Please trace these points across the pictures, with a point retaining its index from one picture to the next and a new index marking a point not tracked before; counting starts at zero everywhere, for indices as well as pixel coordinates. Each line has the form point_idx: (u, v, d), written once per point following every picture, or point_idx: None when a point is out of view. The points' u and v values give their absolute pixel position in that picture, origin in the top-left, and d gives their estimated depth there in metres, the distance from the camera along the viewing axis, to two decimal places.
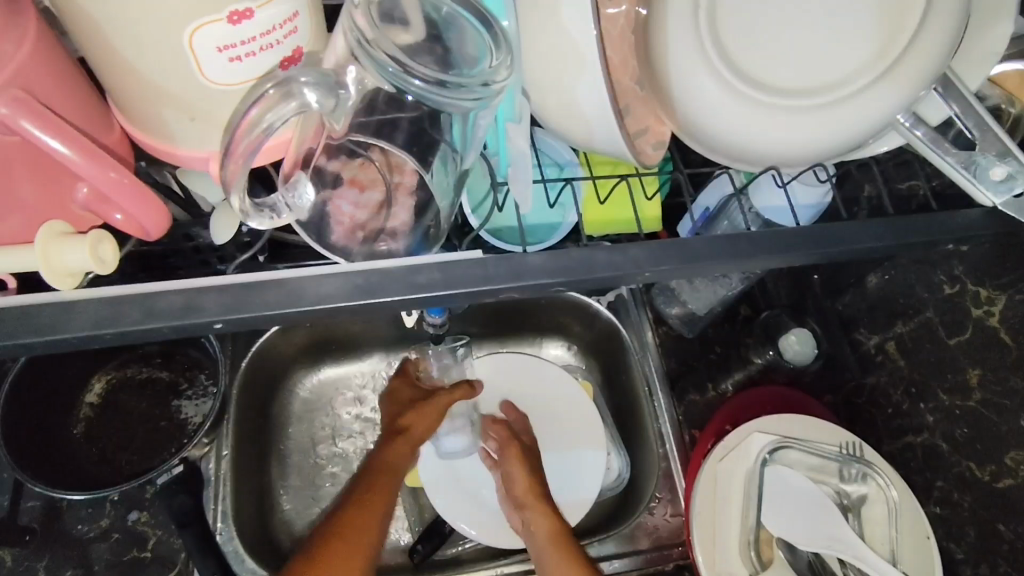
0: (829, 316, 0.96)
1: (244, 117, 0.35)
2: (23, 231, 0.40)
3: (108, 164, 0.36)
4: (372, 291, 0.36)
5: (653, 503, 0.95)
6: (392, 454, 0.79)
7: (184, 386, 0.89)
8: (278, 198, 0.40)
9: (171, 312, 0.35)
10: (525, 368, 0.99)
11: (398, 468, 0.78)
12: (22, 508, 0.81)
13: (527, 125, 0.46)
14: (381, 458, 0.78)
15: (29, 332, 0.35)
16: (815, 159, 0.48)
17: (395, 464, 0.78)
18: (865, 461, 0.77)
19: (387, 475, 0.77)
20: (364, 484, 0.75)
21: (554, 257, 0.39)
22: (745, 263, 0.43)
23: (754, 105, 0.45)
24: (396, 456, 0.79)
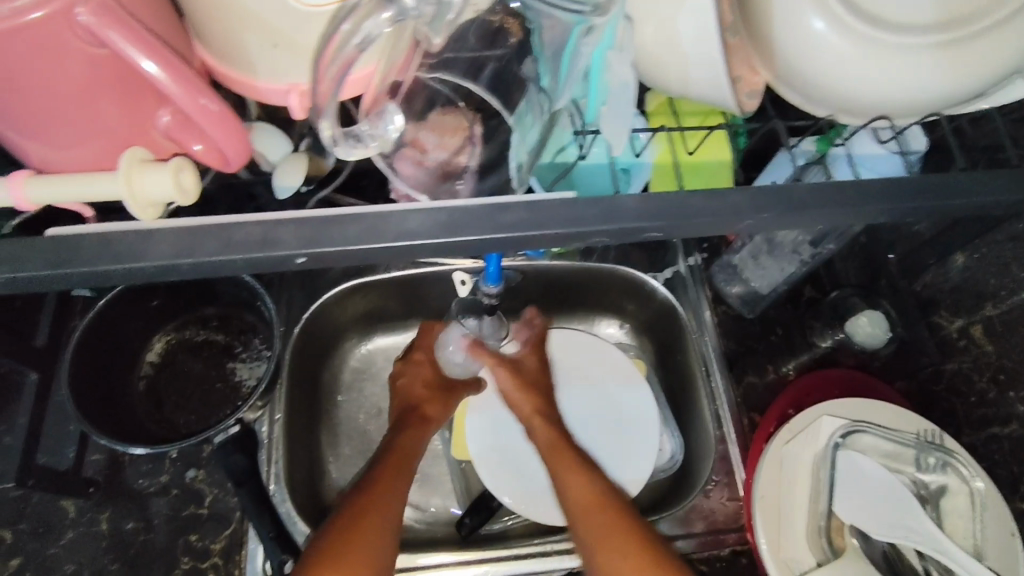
0: (904, 296, 0.90)
1: (335, 33, 0.33)
2: (104, 161, 0.40)
3: (198, 89, 0.35)
4: (457, 229, 0.34)
5: (709, 485, 0.92)
6: (408, 437, 0.78)
7: (239, 348, 0.90)
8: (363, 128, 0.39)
9: (250, 244, 0.33)
10: (565, 345, 0.97)
11: (413, 450, 0.78)
12: (87, 460, 0.83)
13: (627, 53, 0.42)
14: (398, 441, 0.78)
15: (109, 261, 0.33)
16: (931, 108, 0.43)
17: (410, 447, 0.77)
18: (946, 449, 0.72)
19: (405, 460, 0.75)
20: (380, 463, 0.74)
21: (651, 200, 0.36)
22: (856, 216, 0.40)
23: (867, 44, 0.40)
24: (411, 439, 0.79)
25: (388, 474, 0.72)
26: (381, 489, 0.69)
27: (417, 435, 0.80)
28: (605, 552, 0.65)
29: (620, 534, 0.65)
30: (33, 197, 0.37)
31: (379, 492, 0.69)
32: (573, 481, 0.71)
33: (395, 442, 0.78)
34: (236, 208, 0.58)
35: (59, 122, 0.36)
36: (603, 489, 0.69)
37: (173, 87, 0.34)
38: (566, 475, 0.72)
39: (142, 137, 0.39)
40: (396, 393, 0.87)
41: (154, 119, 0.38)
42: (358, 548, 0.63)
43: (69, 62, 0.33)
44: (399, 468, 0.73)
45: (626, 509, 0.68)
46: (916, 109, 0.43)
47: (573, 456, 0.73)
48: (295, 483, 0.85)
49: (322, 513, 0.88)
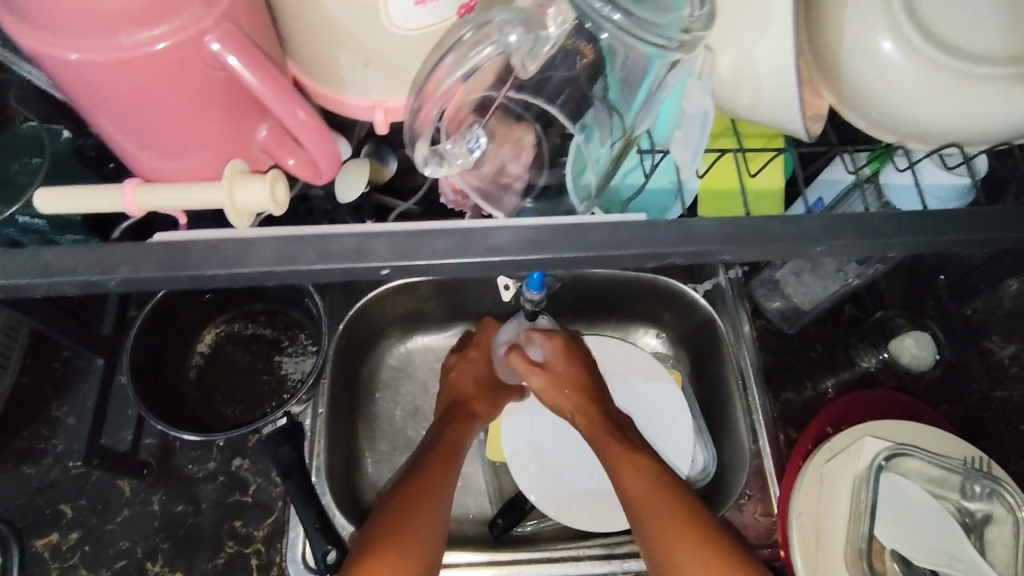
0: (953, 320, 0.90)
1: (436, 69, 0.34)
2: (201, 170, 0.42)
3: (296, 103, 0.36)
4: (543, 244, 0.35)
5: (742, 500, 0.91)
6: (459, 431, 0.81)
7: (285, 343, 0.93)
8: (452, 148, 0.40)
9: (344, 254, 0.35)
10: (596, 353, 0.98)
11: (461, 443, 0.80)
12: (142, 444, 0.87)
13: (708, 82, 0.45)
14: (450, 434, 0.80)
15: (215, 266, 0.35)
16: (1005, 140, 0.43)
17: (460, 440, 0.80)
18: (994, 477, 0.71)
19: (450, 450, 0.77)
20: (429, 453, 0.75)
21: (727, 223, 0.36)
22: (938, 246, 0.39)
23: (940, 72, 0.40)
24: (460, 432, 0.81)
25: (435, 463, 0.74)
26: (431, 477, 0.72)
27: (463, 427, 0.82)
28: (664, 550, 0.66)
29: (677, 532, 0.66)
30: (141, 203, 0.39)
31: (427, 481, 0.71)
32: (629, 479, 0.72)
33: (443, 433, 0.80)
34: (299, 210, 0.60)
35: (170, 137, 0.39)
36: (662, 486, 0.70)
37: (273, 102, 0.35)
38: (620, 474, 0.73)
39: (242, 151, 0.41)
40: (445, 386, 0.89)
41: (253, 135, 0.40)
42: (407, 533, 0.66)
43: (184, 80, 0.35)
44: (444, 459, 0.75)
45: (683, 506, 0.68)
46: (992, 137, 0.43)
47: (628, 450, 0.74)
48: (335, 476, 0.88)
49: (359, 507, 0.90)
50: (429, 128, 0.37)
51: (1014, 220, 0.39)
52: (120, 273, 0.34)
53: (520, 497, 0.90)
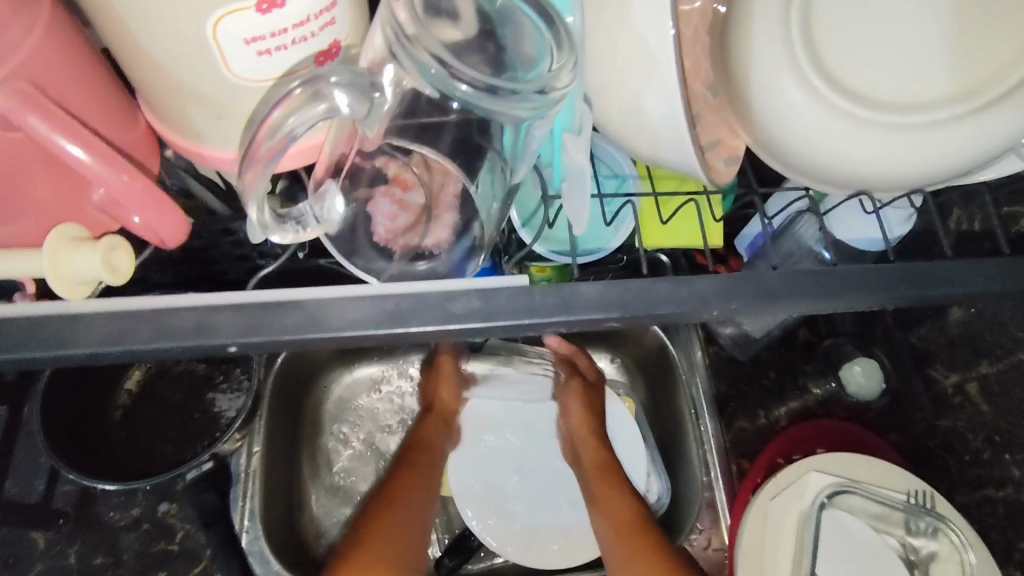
0: (900, 348, 0.88)
1: (267, 117, 0.32)
2: (31, 233, 0.38)
3: (121, 166, 0.34)
4: (404, 319, 0.35)
5: (694, 534, 0.90)
6: (427, 431, 0.79)
7: (219, 379, 0.88)
8: (306, 210, 0.36)
9: (185, 331, 0.34)
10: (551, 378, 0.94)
11: (431, 443, 0.79)
12: (57, 492, 0.81)
13: (586, 136, 0.43)
14: (417, 434, 0.79)
15: (33, 348, 0.34)
16: (911, 187, 0.42)
17: (429, 440, 0.79)
18: (937, 515, 0.69)
19: (423, 453, 0.77)
20: (402, 464, 0.73)
21: (610, 288, 0.36)
22: (828, 307, 0.39)
23: (844, 120, 0.39)
24: (430, 431, 0.80)
25: (407, 472, 0.72)
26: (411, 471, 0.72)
27: (436, 435, 0.80)
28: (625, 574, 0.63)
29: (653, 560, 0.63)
30: None
31: (407, 480, 0.70)
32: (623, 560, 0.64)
33: (414, 435, 0.78)
34: (215, 247, 0.58)
35: None
36: (642, 527, 0.67)
37: (98, 168, 0.33)
38: (602, 502, 0.72)
39: (77, 213, 0.38)
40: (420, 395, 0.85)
41: (88, 195, 0.37)
42: (373, 538, 0.61)
43: None
44: (413, 471, 0.72)
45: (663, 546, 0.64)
46: (894, 188, 0.42)
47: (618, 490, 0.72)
48: (272, 522, 0.83)
49: (297, 549, 0.86)
50: (259, 187, 0.33)
51: (892, 286, 0.39)
52: None
53: (466, 534, 0.86)
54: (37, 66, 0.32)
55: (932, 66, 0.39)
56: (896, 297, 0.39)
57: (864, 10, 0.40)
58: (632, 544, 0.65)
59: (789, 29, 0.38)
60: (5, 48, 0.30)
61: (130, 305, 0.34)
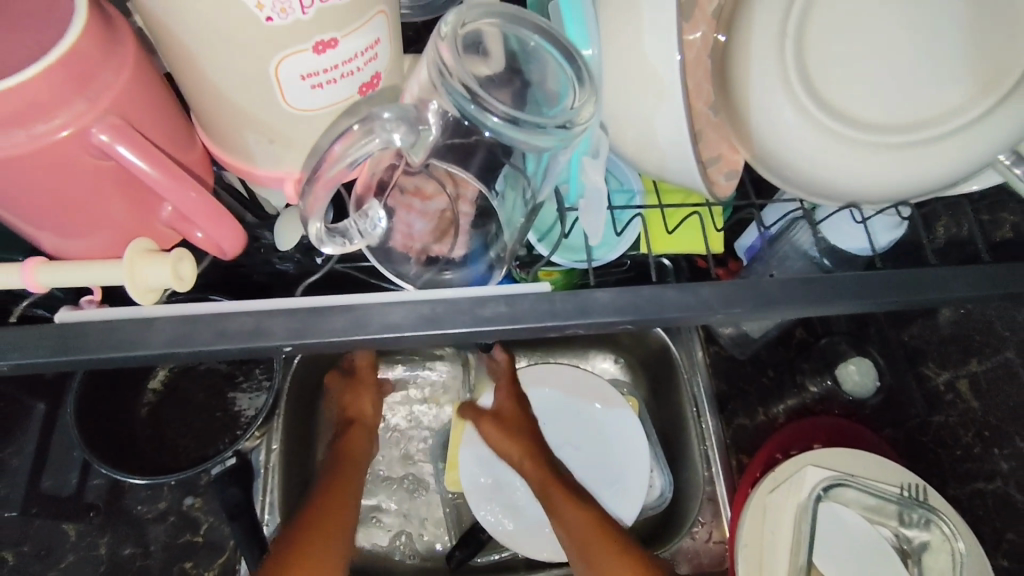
0: (893, 346, 0.91)
1: (329, 150, 0.36)
2: (106, 247, 0.42)
3: (189, 184, 0.38)
4: (438, 322, 0.38)
5: (695, 527, 0.93)
6: (348, 442, 0.82)
7: (240, 378, 0.92)
8: (352, 225, 0.40)
9: (241, 333, 0.38)
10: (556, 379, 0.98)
11: (356, 455, 0.81)
12: (89, 486, 0.85)
13: (602, 159, 0.46)
14: (337, 449, 0.81)
15: (108, 348, 0.38)
16: (900, 199, 0.45)
17: (353, 452, 0.81)
18: (929, 507, 0.73)
19: (349, 465, 0.78)
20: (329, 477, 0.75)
21: (623, 294, 0.40)
22: (823, 311, 0.42)
23: (837, 140, 0.43)
24: (356, 444, 0.82)
25: (334, 493, 0.72)
26: (340, 499, 0.72)
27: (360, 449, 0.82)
28: None
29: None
30: (42, 280, 0.40)
31: (338, 504, 0.71)
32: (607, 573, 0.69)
33: (337, 448, 0.81)
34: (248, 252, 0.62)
35: (70, 218, 0.39)
36: (605, 531, 0.72)
37: (166, 184, 0.37)
38: (558, 511, 0.75)
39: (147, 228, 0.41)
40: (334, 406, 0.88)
41: (159, 212, 0.41)
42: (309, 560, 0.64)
43: (72, 169, 0.36)
44: (341, 493, 0.73)
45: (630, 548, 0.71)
46: (884, 200, 0.46)
47: (568, 498, 0.75)
48: (291, 514, 0.87)
49: None
50: (321, 208, 0.38)
51: (882, 291, 0.43)
52: (13, 358, 0.37)
53: (478, 527, 0.89)
54: (126, 103, 0.36)
55: (919, 88, 0.43)
56: (886, 302, 0.43)
57: (859, 34, 0.43)
58: (615, 549, 0.70)
59: (785, 57, 0.42)
60: (97, 88, 0.34)
61: (193, 310, 0.38)
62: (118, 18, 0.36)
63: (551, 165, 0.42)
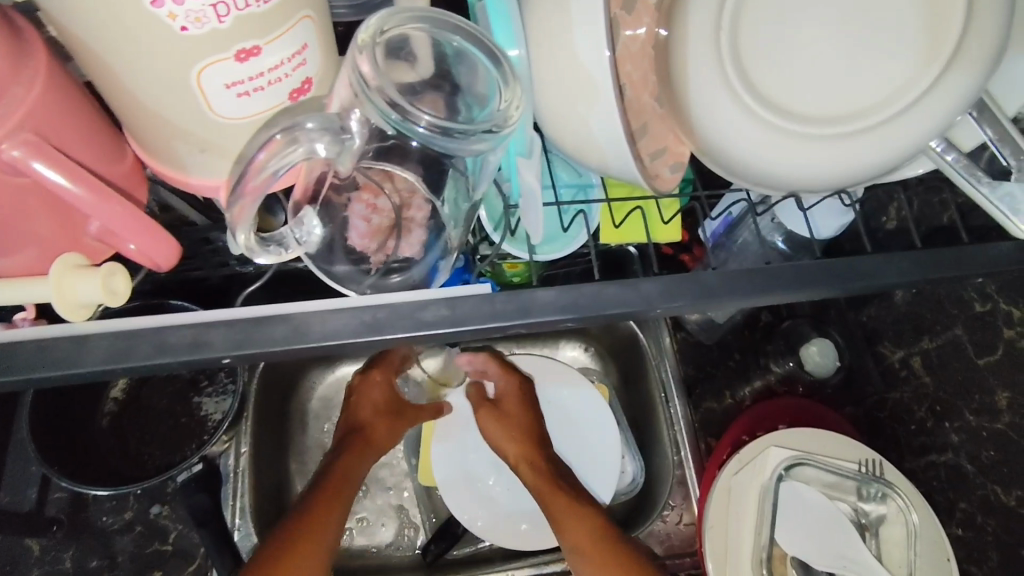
0: (853, 328, 0.94)
1: (251, 161, 0.35)
2: (37, 262, 0.41)
3: (116, 200, 0.37)
4: (380, 328, 0.39)
5: (666, 511, 0.95)
6: (348, 464, 0.76)
7: (204, 383, 0.90)
8: (288, 233, 0.41)
9: (181, 346, 0.38)
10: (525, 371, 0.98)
11: (352, 476, 0.75)
12: (50, 499, 0.84)
13: (537, 159, 0.46)
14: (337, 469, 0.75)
15: (43, 366, 0.37)
16: (837, 188, 0.46)
17: (349, 473, 0.75)
18: (885, 481, 0.76)
19: (342, 484, 0.74)
20: (312, 501, 0.70)
21: (565, 293, 0.40)
22: (764, 298, 0.43)
23: (772, 130, 0.43)
24: (353, 464, 0.76)
25: (330, 494, 0.72)
26: (333, 501, 0.71)
27: (359, 465, 0.77)
28: None
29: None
30: None
31: (331, 497, 0.71)
32: None
33: (333, 465, 0.75)
34: (198, 259, 0.61)
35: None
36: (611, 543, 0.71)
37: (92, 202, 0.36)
38: (565, 526, 0.73)
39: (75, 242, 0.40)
40: (347, 411, 0.84)
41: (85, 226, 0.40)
42: None
43: None
44: (336, 494, 0.72)
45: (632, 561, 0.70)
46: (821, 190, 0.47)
47: (579, 511, 0.73)
48: (263, 516, 0.87)
49: None
50: (248, 219, 0.37)
51: (819, 276, 0.44)
52: None
53: (452, 521, 0.90)
54: (42, 118, 0.35)
55: (851, 79, 0.43)
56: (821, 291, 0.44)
57: (792, 25, 0.44)
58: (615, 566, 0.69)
59: (721, 52, 0.43)
60: (10, 103, 0.33)
61: (130, 325, 0.38)
62: (28, 30, 0.35)
63: (483, 165, 0.42)
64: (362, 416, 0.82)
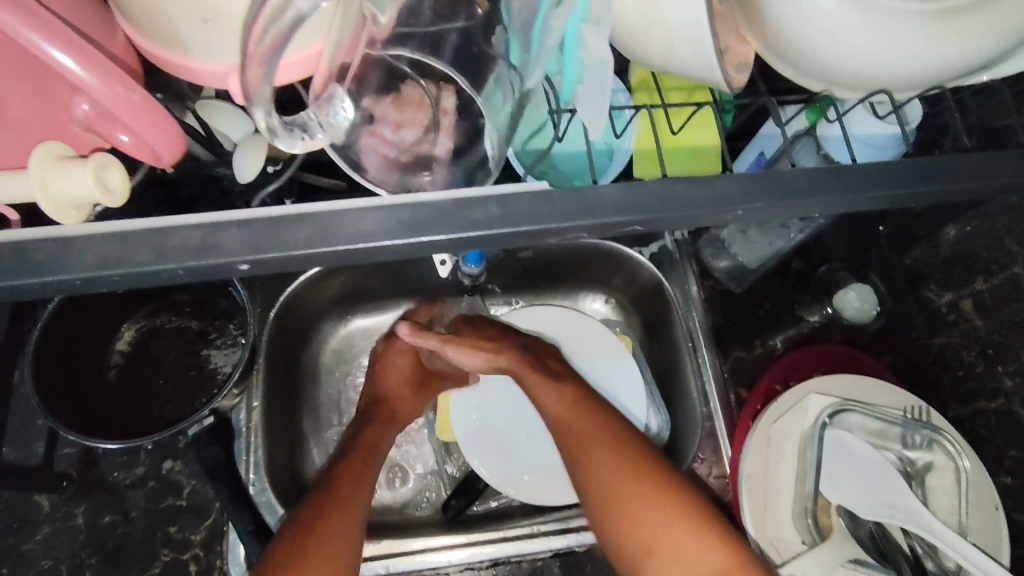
0: (894, 271, 0.89)
1: (263, 6, 0.30)
2: (13, 155, 0.36)
3: (117, 78, 0.33)
4: (420, 227, 0.35)
5: (695, 463, 0.91)
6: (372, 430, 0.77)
7: (213, 335, 0.86)
8: (311, 117, 0.36)
9: (189, 248, 0.34)
10: (541, 321, 0.94)
11: (378, 442, 0.76)
12: (58, 455, 0.81)
13: (605, 30, 0.39)
14: (363, 436, 0.76)
15: (27, 273, 0.34)
16: (928, 82, 0.41)
17: (375, 439, 0.76)
18: (933, 427, 0.71)
19: (367, 451, 0.74)
20: (341, 464, 0.71)
21: (629, 191, 0.37)
22: (843, 204, 0.39)
23: (861, 10, 0.37)
24: (378, 432, 0.77)
25: (361, 454, 0.73)
26: (363, 462, 0.72)
27: (382, 431, 0.78)
28: (589, 458, 0.67)
29: (699, 536, 0.60)
30: None
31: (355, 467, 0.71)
32: (597, 471, 0.66)
33: (360, 435, 0.76)
34: (200, 192, 0.57)
35: None
36: (589, 414, 0.70)
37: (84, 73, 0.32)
38: (540, 394, 0.73)
39: (58, 130, 0.36)
40: (370, 379, 0.85)
41: (71, 109, 0.35)
42: (325, 542, 0.62)
43: None
44: (365, 457, 0.73)
45: (618, 434, 0.68)
46: (907, 87, 0.41)
47: (549, 380, 0.74)
48: (276, 473, 0.83)
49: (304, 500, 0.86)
50: (262, 88, 0.32)
51: (907, 177, 0.39)
52: None
53: (472, 475, 0.86)
54: None
55: None
56: (902, 195, 0.40)
57: None
58: (598, 436, 0.68)
59: None
60: None
61: (127, 227, 0.34)
62: None
63: (545, 33, 0.39)
64: (387, 389, 0.82)
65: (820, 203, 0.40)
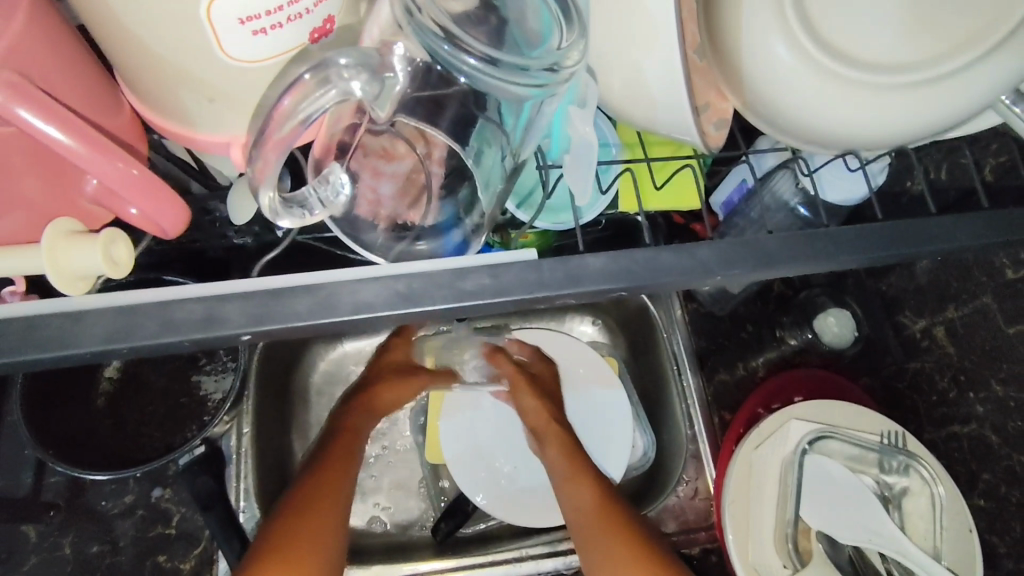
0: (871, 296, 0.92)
1: (278, 107, 0.33)
2: (23, 231, 0.39)
3: (117, 155, 0.34)
4: (416, 299, 0.38)
5: (680, 484, 0.93)
6: (356, 416, 0.76)
7: (203, 360, 0.86)
8: (312, 194, 0.37)
9: (194, 323, 0.36)
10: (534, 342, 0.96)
11: (361, 428, 0.75)
12: (46, 483, 0.81)
13: (590, 109, 0.47)
14: (346, 420, 0.75)
15: (34, 349, 0.36)
16: (897, 144, 0.43)
17: (359, 425, 0.75)
18: (908, 452, 0.74)
19: (351, 437, 0.73)
20: (329, 449, 0.71)
21: (616, 260, 0.39)
22: (813, 266, 0.42)
23: (836, 81, 0.40)
24: (361, 417, 0.76)
25: (338, 456, 0.70)
26: (346, 444, 0.71)
27: (366, 417, 0.77)
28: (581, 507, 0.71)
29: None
30: None
31: (334, 476, 0.67)
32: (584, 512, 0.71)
33: (342, 420, 0.75)
34: (195, 227, 0.57)
35: None
36: (592, 473, 0.74)
37: (82, 150, 0.33)
38: (556, 451, 0.77)
39: (70, 207, 0.39)
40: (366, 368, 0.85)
41: (81, 187, 0.38)
42: (301, 539, 0.61)
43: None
44: (351, 441, 0.72)
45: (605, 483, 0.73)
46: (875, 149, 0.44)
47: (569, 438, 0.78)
48: (266, 496, 0.83)
49: None
50: (272, 176, 0.35)
51: (870, 243, 0.42)
52: None
53: (462, 497, 0.87)
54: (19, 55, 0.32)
55: (925, 23, 0.40)
56: (868, 256, 0.43)
57: None
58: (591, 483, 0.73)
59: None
60: None
61: (128, 303, 0.36)
62: None
63: (535, 118, 0.43)
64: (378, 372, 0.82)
65: (792, 263, 0.42)
